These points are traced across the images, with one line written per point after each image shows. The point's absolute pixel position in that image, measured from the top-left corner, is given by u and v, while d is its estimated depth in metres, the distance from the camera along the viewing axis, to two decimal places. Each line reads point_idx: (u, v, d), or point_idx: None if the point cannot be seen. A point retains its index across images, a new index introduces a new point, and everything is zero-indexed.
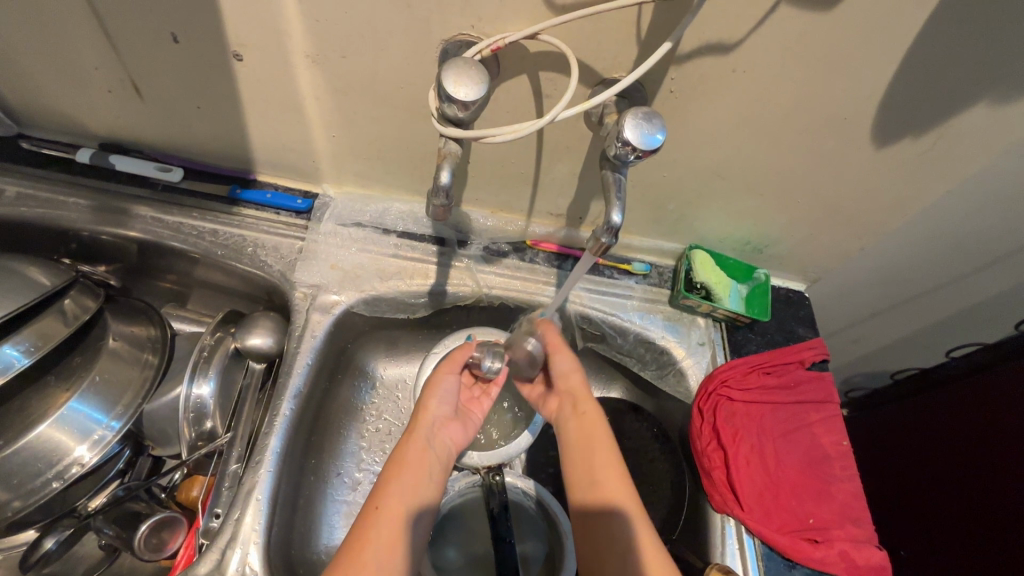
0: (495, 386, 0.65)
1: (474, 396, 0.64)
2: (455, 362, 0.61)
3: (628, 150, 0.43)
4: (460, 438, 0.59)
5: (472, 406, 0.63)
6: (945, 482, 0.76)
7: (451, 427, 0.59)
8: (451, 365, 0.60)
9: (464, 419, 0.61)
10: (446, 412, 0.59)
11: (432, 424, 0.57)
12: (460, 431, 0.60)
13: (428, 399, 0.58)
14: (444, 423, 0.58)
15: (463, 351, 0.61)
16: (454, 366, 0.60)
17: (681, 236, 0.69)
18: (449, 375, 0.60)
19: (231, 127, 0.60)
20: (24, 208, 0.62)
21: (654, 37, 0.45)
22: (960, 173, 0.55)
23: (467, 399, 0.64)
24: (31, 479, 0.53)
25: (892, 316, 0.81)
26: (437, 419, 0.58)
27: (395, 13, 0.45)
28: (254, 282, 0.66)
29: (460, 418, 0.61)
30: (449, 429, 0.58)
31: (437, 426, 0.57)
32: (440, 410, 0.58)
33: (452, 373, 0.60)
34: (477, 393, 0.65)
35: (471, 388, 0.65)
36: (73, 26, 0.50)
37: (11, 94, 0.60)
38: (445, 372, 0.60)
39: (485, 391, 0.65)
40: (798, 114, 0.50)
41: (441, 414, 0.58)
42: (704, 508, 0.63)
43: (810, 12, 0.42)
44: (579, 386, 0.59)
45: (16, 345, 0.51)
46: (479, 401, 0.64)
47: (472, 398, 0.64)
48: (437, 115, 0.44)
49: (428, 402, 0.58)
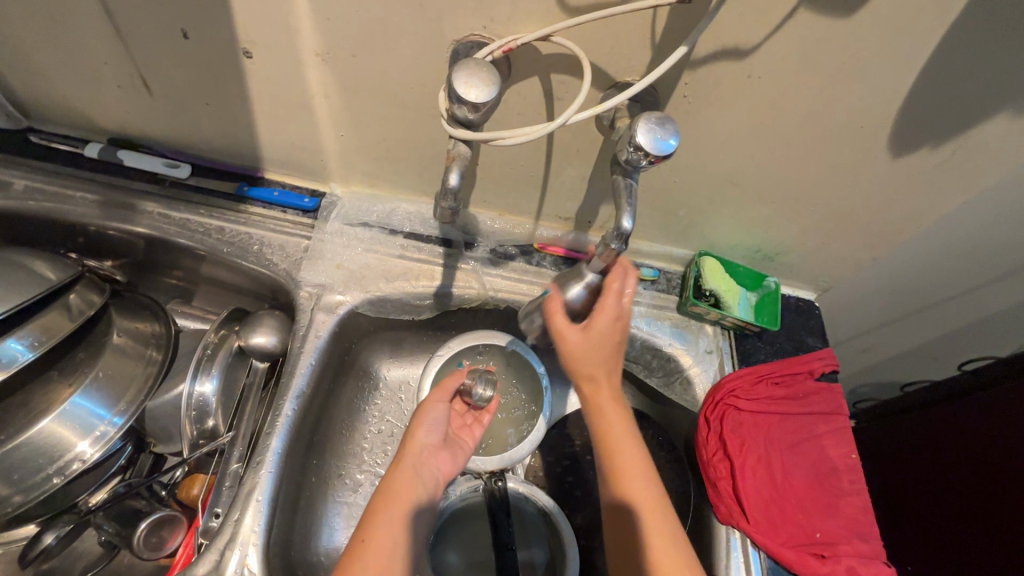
0: (488, 412, 0.65)
1: (466, 424, 0.64)
2: (445, 389, 0.60)
3: (640, 155, 0.42)
4: (450, 466, 0.59)
5: (462, 434, 0.63)
6: (954, 498, 0.75)
7: (441, 455, 0.58)
8: (442, 393, 0.60)
9: (455, 447, 0.61)
10: (436, 440, 0.59)
11: (422, 452, 0.57)
12: (450, 460, 0.59)
13: (417, 426, 0.58)
14: (433, 451, 0.58)
15: (455, 377, 0.61)
16: (444, 394, 0.60)
17: (690, 242, 0.68)
18: (439, 404, 0.60)
19: (239, 125, 0.60)
20: (32, 201, 0.62)
21: (668, 42, 0.44)
22: (978, 184, 0.54)
23: (458, 426, 0.63)
24: (32, 475, 0.52)
25: (903, 327, 0.80)
26: (427, 448, 0.57)
27: (407, 12, 0.44)
28: (259, 280, 0.65)
29: (451, 446, 0.60)
30: (438, 458, 0.58)
31: (426, 455, 0.57)
32: (430, 439, 0.58)
33: (442, 401, 0.60)
34: (468, 421, 0.64)
35: (462, 416, 0.65)
36: (84, 21, 0.49)
37: (22, 87, 0.60)
38: (435, 400, 0.60)
39: (477, 419, 0.65)
40: (814, 122, 0.50)
41: (431, 442, 0.58)
42: (709, 519, 0.62)
43: (828, 18, 0.41)
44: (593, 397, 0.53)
45: (20, 339, 0.51)
46: (471, 428, 0.64)
47: (462, 426, 0.63)
48: (447, 116, 0.44)
49: (416, 430, 0.58)
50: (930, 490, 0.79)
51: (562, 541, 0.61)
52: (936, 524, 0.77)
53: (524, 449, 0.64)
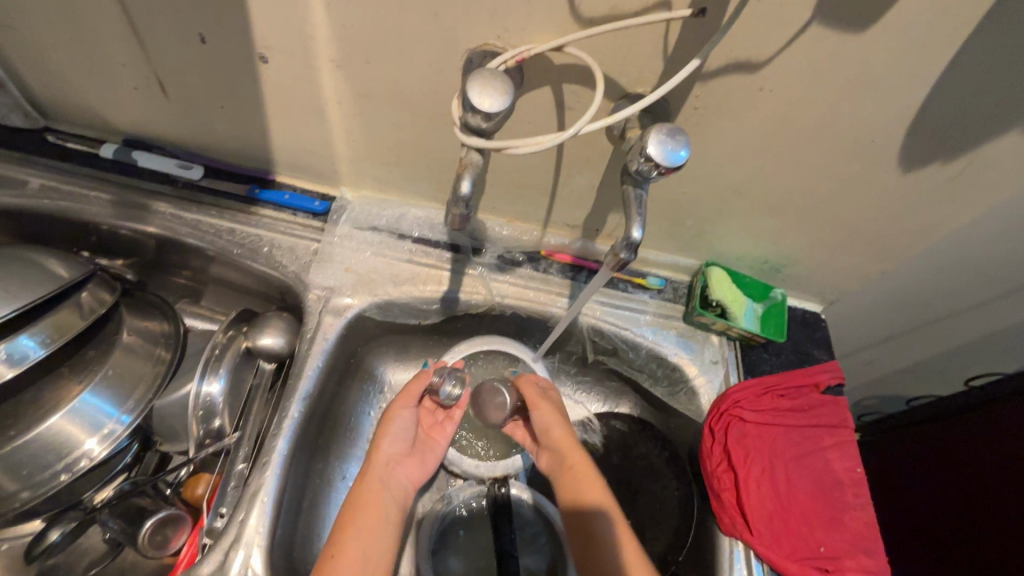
0: (458, 408, 0.66)
1: (437, 421, 0.65)
2: (410, 395, 0.61)
3: (650, 166, 0.42)
4: (419, 472, 0.60)
5: (434, 433, 0.64)
6: (960, 515, 0.74)
7: (409, 462, 0.59)
8: (406, 399, 0.61)
9: (425, 450, 0.62)
10: (403, 447, 0.59)
11: (388, 462, 0.57)
12: (420, 464, 0.60)
13: (382, 435, 0.59)
14: (399, 459, 0.58)
15: (419, 382, 0.61)
16: (409, 400, 0.60)
17: (697, 252, 0.68)
18: (404, 410, 0.60)
19: (252, 128, 0.60)
20: (46, 200, 0.63)
21: (680, 54, 0.45)
22: (989, 200, 0.54)
23: (429, 425, 0.64)
24: (40, 471, 0.53)
25: (910, 340, 0.79)
26: (393, 457, 0.58)
27: (422, 21, 0.45)
28: (268, 282, 0.66)
29: (420, 450, 0.61)
30: (404, 466, 0.58)
31: (392, 464, 0.58)
32: (394, 448, 0.58)
33: (407, 407, 0.60)
34: (440, 418, 0.66)
35: (434, 413, 0.65)
36: (103, 23, 0.50)
37: (40, 88, 0.61)
38: (400, 407, 0.60)
39: (448, 415, 0.66)
40: (822, 136, 0.50)
41: (397, 451, 0.58)
42: (713, 530, 0.62)
43: (840, 33, 0.41)
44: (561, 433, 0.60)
45: (33, 336, 0.51)
46: (443, 426, 0.65)
47: (434, 425, 0.65)
48: (460, 124, 0.44)
49: (380, 440, 0.58)
50: (936, 507, 0.78)
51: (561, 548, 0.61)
52: (940, 541, 0.76)
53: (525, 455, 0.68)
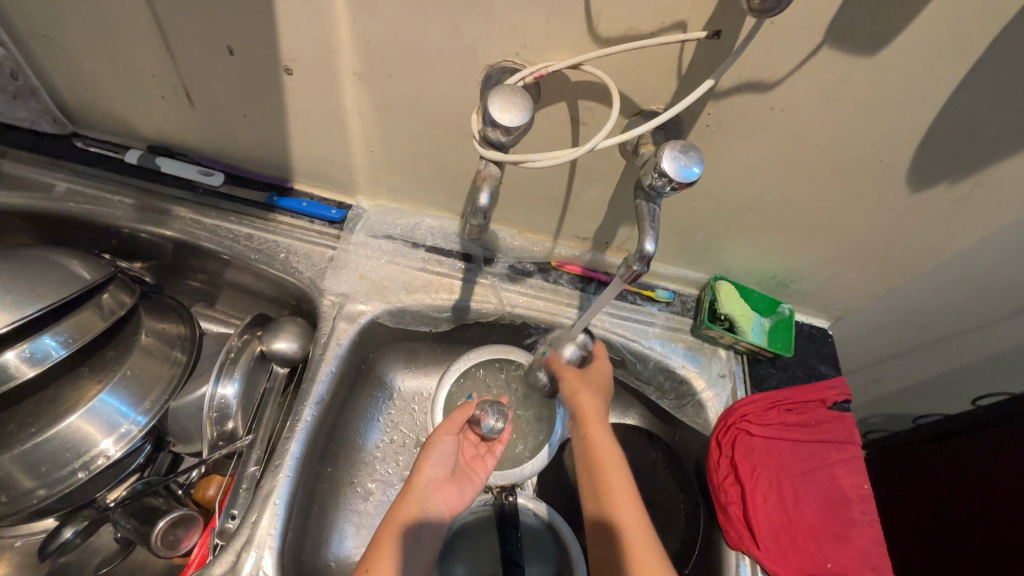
0: (501, 442, 0.64)
1: (479, 453, 0.64)
2: (454, 423, 0.61)
3: (664, 181, 0.43)
4: (457, 499, 0.59)
5: (475, 464, 0.62)
6: (968, 535, 0.74)
7: (448, 488, 0.59)
8: (450, 426, 0.60)
9: (464, 479, 0.61)
10: (442, 473, 0.59)
11: (426, 486, 0.58)
12: (457, 493, 0.59)
13: (424, 459, 0.59)
14: (439, 484, 0.58)
15: (463, 411, 0.61)
16: (452, 427, 0.60)
17: (706, 266, 0.69)
18: (447, 437, 0.60)
19: (273, 137, 0.62)
20: (71, 203, 0.64)
21: (694, 74, 0.46)
22: (995, 220, 0.54)
23: (471, 456, 0.63)
24: (57, 469, 0.54)
25: (917, 358, 0.80)
26: (433, 481, 0.58)
27: (444, 37, 0.47)
28: (283, 287, 0.67)
29: (460, 478, 0.60)
30: (443, 492, 0.58)
31: (430, 489, 0.58)
32: (435, 473, 0.59)
33: (450, 434, 0.60)
34: (482, 450, 0.64)
35: (476, 445, 0.64)
36: (136, 34, 0.52)
37: (70, 94, 0.63)
38: (443, 434, 0.60)
39: (490, 449, 0.64)
40: (831, 155, 0.51)
41: (436, 477, 0.58)
42: (719, 543, 0.62)
43: (849, 56, 0.43)
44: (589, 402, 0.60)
45: (55, 336, 0.52)
46: (483, 458, 0.63)
47: (476, 456, 0.63)
48: (479, 137, 0.46)
49: (422, 463, 0.58)
50: (942, 526, 0.78)
51: (569, 560, 0.61)
52: (945, 560, 0.76)
53: (535, 466, 0.65)
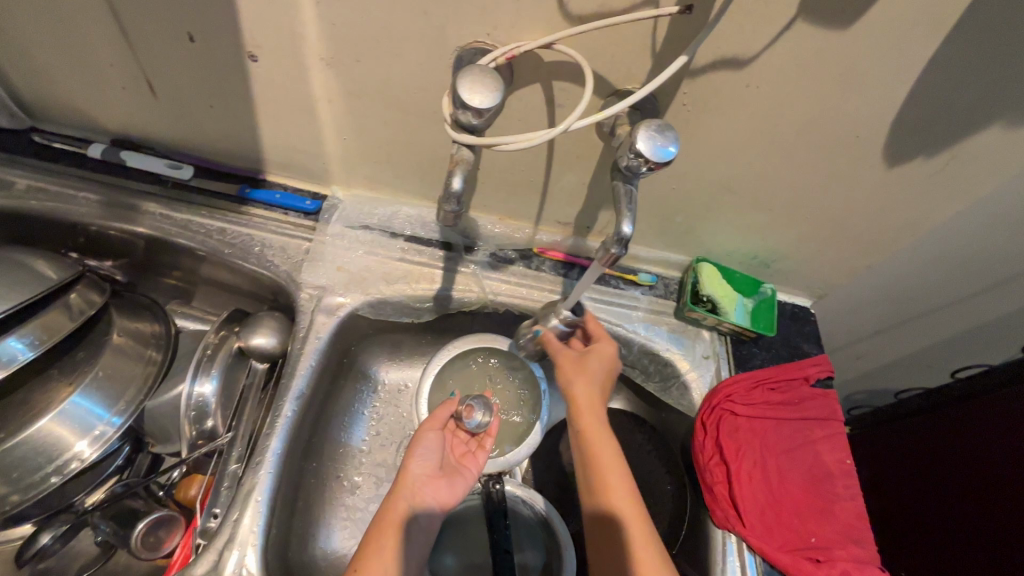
0: (489, 437, 0.64)
1: (469, 449, 0.63)
2: (437, 418, 0.60)
3: (639, 162, 0.43)
4: (448, 494, 0.58)
5: (465, 460, 0.62)
6: (953, 506, 0.74)
7: (438, 482, 0.58)
8: (433, 423, 0.60)
9: (455, 474, 0.60)
10: (430, 469, 0.58)
11: (414, 483, 0.57)
12: (448, 488, 0.58)
13: (409, 457, 0.58)
14: (427, 480, 0.58)
15: (446, 407, 0.61)
16: (436, 423, 0.60)
17: (688, 248, 0.68)
18: (431, 433, 0.60)
19: (242, 127, 0.60)
20: (34, 201, 0.62)
21: (669, 51, 0.45)
22: (970, 194, 0.55)
23: (461, 453, 0.63)
24: (31, 473, 0.53)
25: (897, 333, 0.81)
26: (420, 477, 0.57)
27: (412, 18, 0.45)
28: (260, 282, 0.66)
29: (449, 473, 0.60)
30: (433, 486, 0.57)
31: (419, 485, 0.57)
32: (422, 468, 0.58)
33: (434, 430, 0.60)
34: (472, 446, 0.63)
35: (466, 442, 0.64)
36: (89, 21, 0.50)
37: (25, 87, 0.60)
38: (426, 430, 0.60)
39: (480, 444, 0.63)
40: (808, 132, 0.51)
41: (424, 472, 0.58)
42: (706, 523, 0.62)
43: (823, 30, 0.42)
44: (582, 395, 0.58)
45: (21, 338, 0.51)
46: (474, 455, 0.62)
47: (466, 452, 0.63)
48: (451, 121, 0.45)
49: (408, 461, 0.58)
50: (927, 498, 0.79)
51: (558, 544, 0.61)
52: (932, 532, 0.77)
53: (522, 452, 0.65)
